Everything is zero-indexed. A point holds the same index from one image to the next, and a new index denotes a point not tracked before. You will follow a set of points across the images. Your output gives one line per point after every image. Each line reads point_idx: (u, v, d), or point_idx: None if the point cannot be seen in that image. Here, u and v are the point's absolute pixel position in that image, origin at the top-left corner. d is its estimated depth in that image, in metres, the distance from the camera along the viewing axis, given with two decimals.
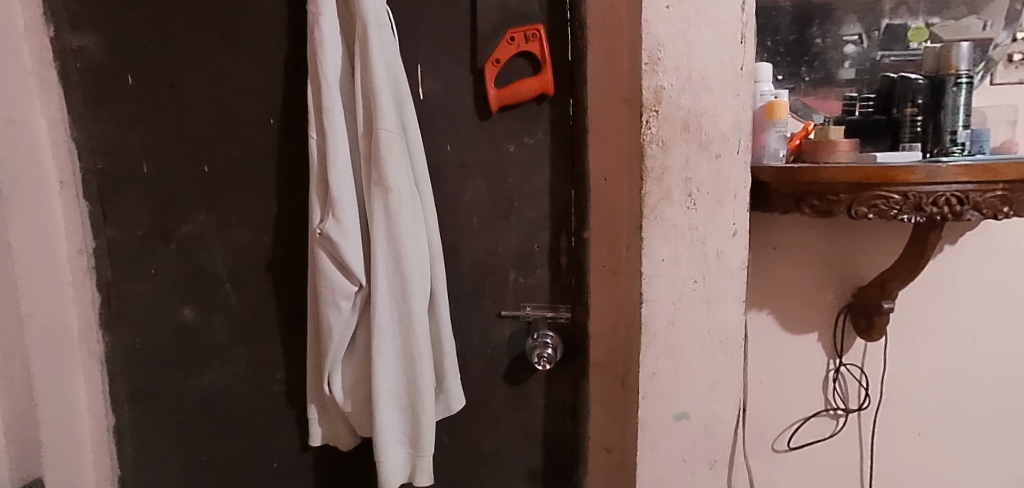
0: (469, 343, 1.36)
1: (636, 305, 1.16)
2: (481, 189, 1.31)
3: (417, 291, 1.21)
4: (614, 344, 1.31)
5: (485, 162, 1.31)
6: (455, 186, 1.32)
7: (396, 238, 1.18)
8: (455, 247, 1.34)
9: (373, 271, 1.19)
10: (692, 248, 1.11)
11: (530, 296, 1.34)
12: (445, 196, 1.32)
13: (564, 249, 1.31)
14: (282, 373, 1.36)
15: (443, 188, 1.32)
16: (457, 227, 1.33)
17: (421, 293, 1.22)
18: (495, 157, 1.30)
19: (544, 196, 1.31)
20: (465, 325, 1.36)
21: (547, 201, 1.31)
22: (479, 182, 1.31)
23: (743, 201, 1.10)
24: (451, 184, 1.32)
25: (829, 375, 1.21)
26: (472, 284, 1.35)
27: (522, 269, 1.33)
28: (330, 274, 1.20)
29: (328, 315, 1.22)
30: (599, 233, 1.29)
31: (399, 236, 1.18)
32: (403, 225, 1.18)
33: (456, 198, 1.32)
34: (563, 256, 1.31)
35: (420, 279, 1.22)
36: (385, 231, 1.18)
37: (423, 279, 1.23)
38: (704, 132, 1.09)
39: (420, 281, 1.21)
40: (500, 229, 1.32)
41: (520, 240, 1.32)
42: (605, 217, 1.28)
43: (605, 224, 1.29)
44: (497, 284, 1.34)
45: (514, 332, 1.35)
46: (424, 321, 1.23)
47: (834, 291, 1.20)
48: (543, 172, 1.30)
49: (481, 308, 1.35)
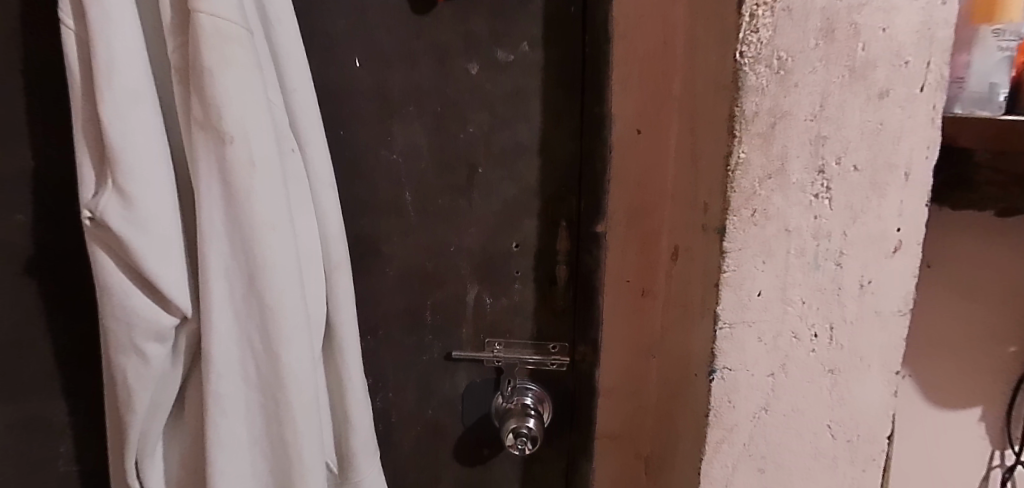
0: (396, 398, 0.82)
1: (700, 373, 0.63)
2: (417, 141, 0.74)
3: (292, 334, 0.64)
4: (636, 411, 0.81)
5: (424, 94, 0.73)
6: (373, 137, 0.74)
7: (248, 236, 0.61)
8: (373, 243, 0.77)
9: (204, 295, 0.63)
10: (815, 275, 0.58)
11: (502, 326, 0.80)
12: (356, 154, 0.75)
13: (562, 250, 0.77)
14: (67, 445, 0.79)
15: (350, 137, 0.74)
16: (379, 209, 0.76)
17: (302, 337, 0.65)
18: (445, 84, 0.73)
19: (531, 160, 0.75)
20: (390, 371, 0.81)
21: (535, 169, 0.75)
22: (416, 131, 0.74)
23: (920, 185, 0.58)
24: (364, 133, 0.74)
25: (993, 479, 0.74)
26: (400, 305, 0.79)
27: (491, 284, 0.78)
28: (120, 296, 0.63)
29: (124, 370, 0.65)
30: (627, 227, 0.76)
31: (252, 230, 0.61)
32: (257, 209, 0.61)
33: (375, 158, 0.75)
34: (563, 268, 0.77)
35: (301, 312, 0.65)
36: (229, 220, 0.61)
37: (306, 313, 0.66)
38: (861, 45, 0.54)
39: (301, 315, 0.65)
40: (452, 214, 0.76)
41: (486, 232, 0.77)
42: (639, 201, 0.76)
43: (638, 215, 0.76)
44: (445, 306, 0.79)
45: (473, 383, 0.82)
46: (311, 384, 0.68)
47: (1018, 343, 0.70)
48: (530, 115, 0.74)
49: (417, 344, 0.80)
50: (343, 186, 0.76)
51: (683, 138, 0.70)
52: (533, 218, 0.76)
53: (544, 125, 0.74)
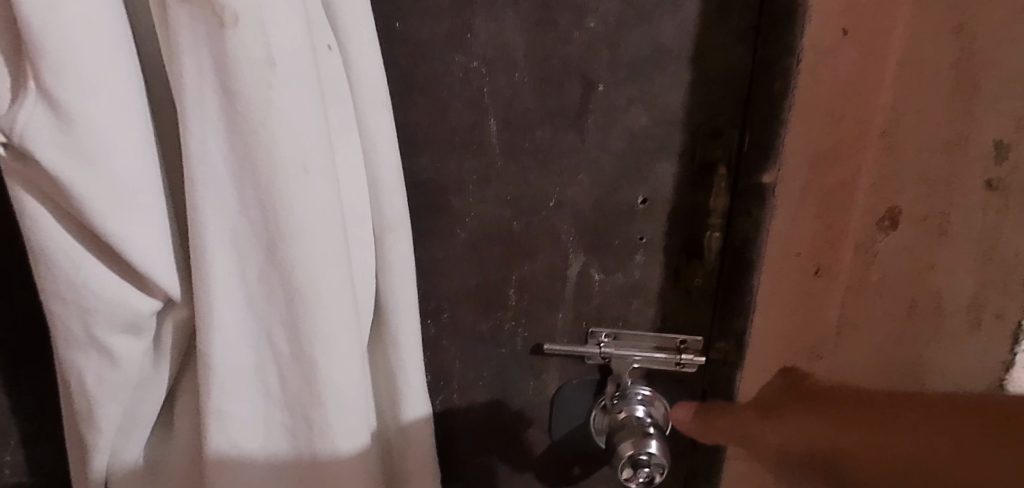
0: (462, 399, 0.62)
1: (954, 407, 0.42)
2: (509, 40, 0.49)
3: (334, 331, 0.42)
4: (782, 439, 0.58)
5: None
6: (443, 33, 0.49)
7: (266, 181, 0.38)
8: (439, 192, 0.54)
9: (199, 273, 0.41)
10: None
11: (613, 312, 0.58)
12: (418, 60, 0.50)
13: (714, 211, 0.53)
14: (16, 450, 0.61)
15: (409, 33, 0.49)
16: (449, 143, 0.52)
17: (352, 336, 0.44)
18: None
19: (678, 75, 0.50)
20: (456, 365, 0.60)
21: (683, 89, 0.50)
22: (507, 24, 0.48)
23: None
24: (430, 26, 0.49)
25: None
26: (474, 279, 0.57)
27: (603, 254, 0.56)
28: (66, 268, 0.41)
29: (83, 373, 0.44)
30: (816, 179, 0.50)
31: (274, 171, 0.38)
32: (281, 138, 0.37)
33: (444, 66, 0.50)
34: (717, 236, 0.54)
35: (347, 300, 0.42)
36: (237, 155, 0.38)
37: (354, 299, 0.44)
38: None
39: (344, 305, 0.42)
40: (553, 154, 0.52)
41: (601, 181, 0.53)
42: (838, 142, 0.49)
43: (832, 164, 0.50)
44: (536, 283, 0.57)
45: (567, 387, 0.61)
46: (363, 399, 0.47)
47: None
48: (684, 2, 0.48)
49: (494, 331, 0.59)
50: (398, 107, 0.52)
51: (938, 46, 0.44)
52: (673, 162, 0.53)
53: (704, 21, 0.48)
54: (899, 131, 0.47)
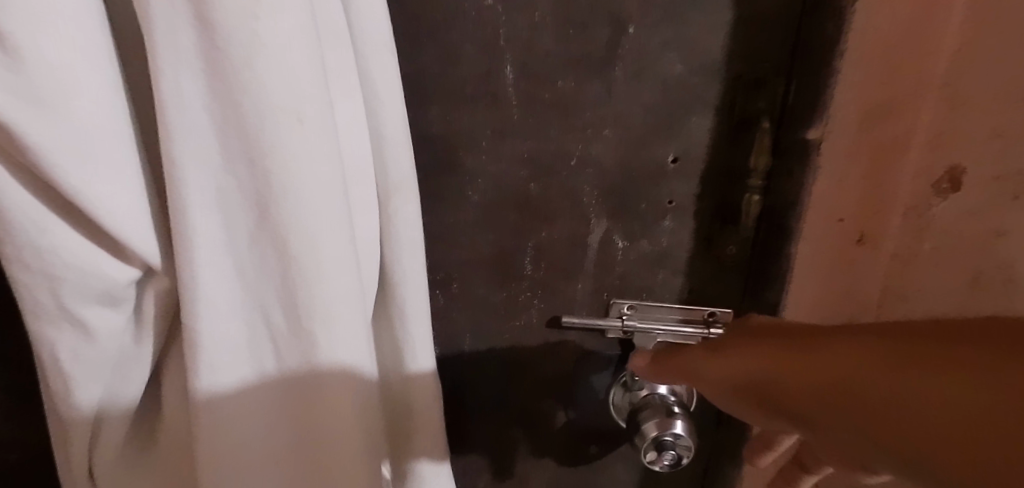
0: (472, 374, 0.58)
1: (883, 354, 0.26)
2: None
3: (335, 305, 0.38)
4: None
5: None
6: None
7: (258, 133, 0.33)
8: (449, 152, 0.48)
9: (180, 242, 0.35)
10: None
11: (636, 282, 0.54)
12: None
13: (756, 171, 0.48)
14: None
15: None
16: (461, 97, 0.46)
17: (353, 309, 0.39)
18: None
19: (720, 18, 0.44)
20: (466, 341, 0.56)
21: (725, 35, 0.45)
22: None
23: None
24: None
25: None
26: (486, 246, 0.52)
27: (628, 220, 0.51)
28: (27, 234, 0.36)
29: (55, 350, 0.40)
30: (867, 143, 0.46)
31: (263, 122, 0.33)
32: (271, 85, 0.32)
33: (454, 5, 0.43)
34: (757, 201, 0.49)
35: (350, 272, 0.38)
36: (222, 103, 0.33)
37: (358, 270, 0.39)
38: None
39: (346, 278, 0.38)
40: (575, 108, 0.47)
41: (628, 138, 0.48)
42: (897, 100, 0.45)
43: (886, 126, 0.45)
44: (554, 251, 0.52)
45: (586, 361, 0.57)
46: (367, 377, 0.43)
47: None
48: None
49: (507, 302, 0.54)
50: (402, 52, 0.44)
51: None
52: (709, 118, 0.48)
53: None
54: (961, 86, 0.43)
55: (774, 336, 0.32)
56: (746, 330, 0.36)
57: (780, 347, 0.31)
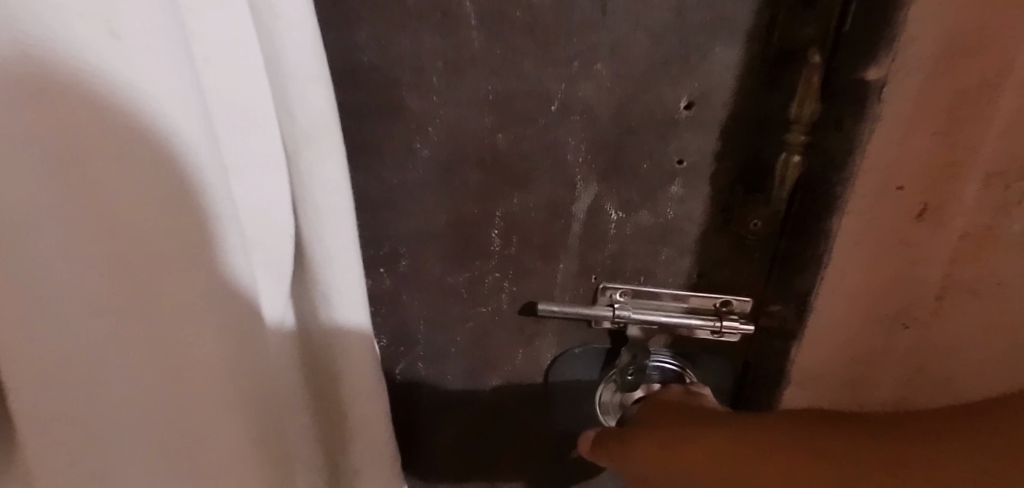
0: (428, 370, 0.47)
1: (816, 448, 0.24)
2: None
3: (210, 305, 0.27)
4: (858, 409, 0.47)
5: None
6: None
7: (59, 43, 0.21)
8: (389, 89, 0.35)
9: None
10: None
11: (633, 263, 0.43)
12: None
13: (798, 119, 0.36)
14: None
15: None
16: (401, 12, 0.33)
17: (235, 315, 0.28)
18: None
19: None
20: (419, 332, 0.45)
21: None
22: None
23: None
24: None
25: None
26: (440, 216, 0.40)
27: (624, 183, 0.40)
28: None
29: None
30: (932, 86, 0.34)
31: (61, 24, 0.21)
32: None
33: None
34: (798, 161, 0.37)
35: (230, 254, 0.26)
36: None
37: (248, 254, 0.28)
38: None
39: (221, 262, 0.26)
40: (558, 31, 0.34)
41: (627, 75, 0.36)
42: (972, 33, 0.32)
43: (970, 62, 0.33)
44: (528, 221, 0.41)
45: (567, 355, 0.47)
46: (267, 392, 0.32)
47: None
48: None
49: (469, 285, 0.43)
50: None
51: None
52: (738, 48, 0.36)
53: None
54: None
55: (713, 427, 0.30)
56: (659, 410, 0.36)
57: (716, 433, 0.30)
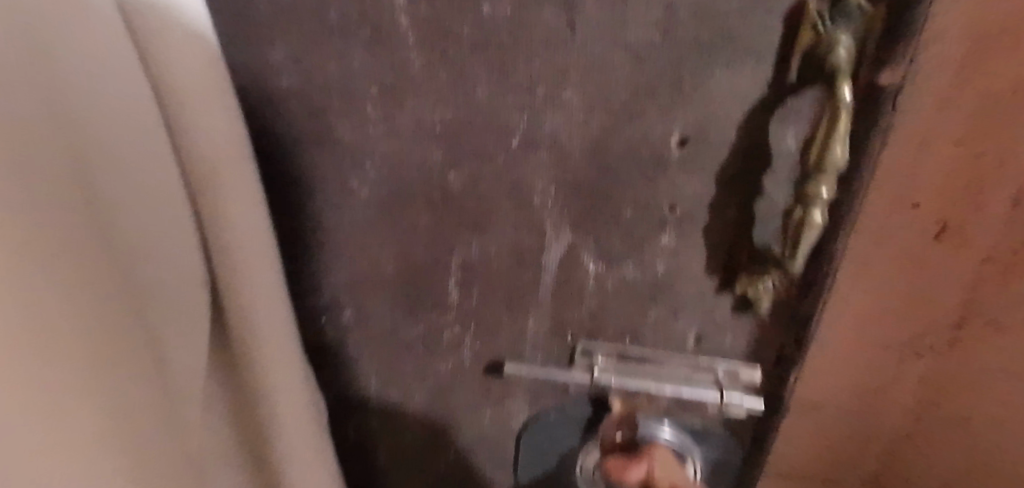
0: (385, 428, 0.42)
1: None
2: None
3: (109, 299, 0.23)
4: (874, 408, 0.48)
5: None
6: None
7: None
8: (313, 117, 0.29)
9: None
10: None
11: (617, 321, 0.36)
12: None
13: (818, 167, 0.28)
14: None
15: None
16: (321, 28, 0.27)
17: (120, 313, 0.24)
18: None
19: None
20: (371, 387, 0.39)
21: None
22: None
23: None
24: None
25: None
26: (386, 263, 0.34)
27: (603, 228, 0.33)
28: None
29: None
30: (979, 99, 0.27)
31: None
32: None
33: None
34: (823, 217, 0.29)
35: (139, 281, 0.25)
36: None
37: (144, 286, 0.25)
38: None
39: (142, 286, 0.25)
40: (516, 52, 0.28)
41: (603, 106, 0.30)
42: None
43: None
44: (490, 272, 0.35)
45: (541, 421, 0.40)
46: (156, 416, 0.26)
47: None
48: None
49: (425, 341, 0.37)
50: None
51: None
52: (755, 74, 0.28)
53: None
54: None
55: None
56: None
57: None
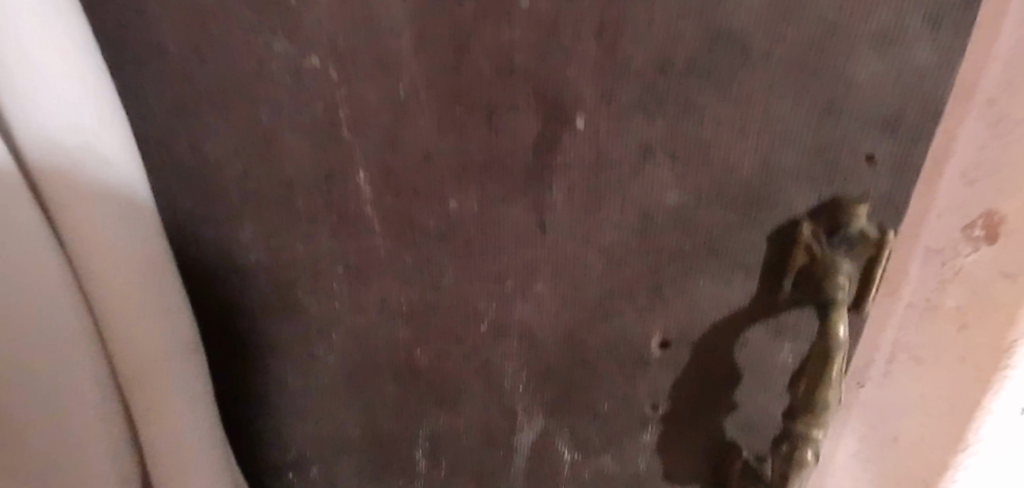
0: None
1: None
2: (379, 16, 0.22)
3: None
4: None
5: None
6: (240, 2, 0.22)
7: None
8: (281, 290, 0.29)
9: None
10: None
11: None
12: (201, 49, 0.23)
13: (808, 408, 0.24)
14: None
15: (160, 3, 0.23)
16: (290, 215, 0.27)
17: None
18: None
19: (758, 125, 0.23)
20: None
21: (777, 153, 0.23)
22: None
23: None
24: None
25: None
26: (353, 425, 0.33)
27: (577, 418, 0.31)
28: None
29: None
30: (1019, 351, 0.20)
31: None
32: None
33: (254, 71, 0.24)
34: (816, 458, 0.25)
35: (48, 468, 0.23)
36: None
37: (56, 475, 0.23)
38: None
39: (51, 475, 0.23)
40: (483, 247, 0.27)
41: (576, 303, 0.28)
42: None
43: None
44: (459, 445, 0.33)
45: None
46: None
47: None
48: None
49: None
50: (178, 140, 0.26)
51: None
52: (746, 292, 0.26)
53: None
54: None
55: None
56: None
57: None
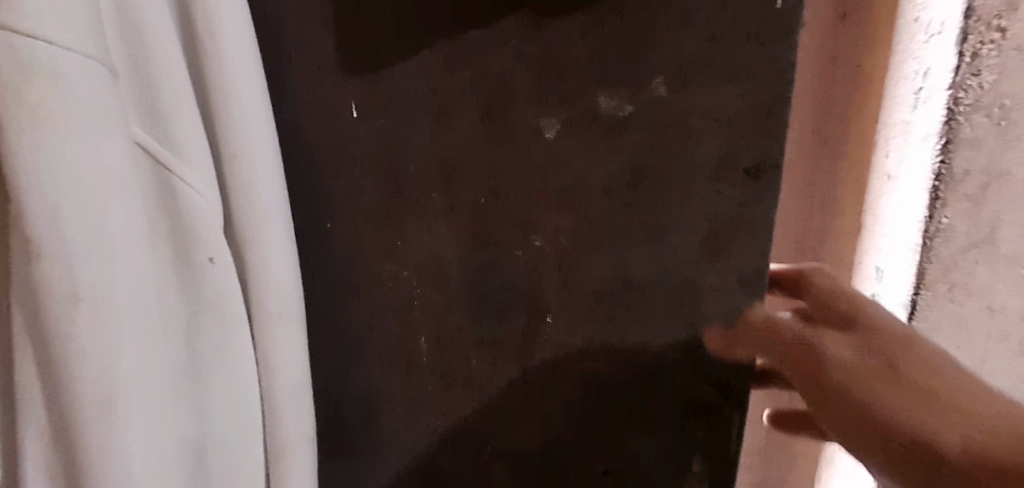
0: None
1: None
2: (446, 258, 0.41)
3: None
4: None
5: (461, 168, 0.39)
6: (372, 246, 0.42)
7: (188, 265, 0.37)
8: (365, 409, 0.46)
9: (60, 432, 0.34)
10: None
11: None
12: (347, 267, 0.43)
13: None
14: None
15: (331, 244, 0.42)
16: (378, 362, 0.44)
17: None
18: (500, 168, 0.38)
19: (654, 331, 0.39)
20: None
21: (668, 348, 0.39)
22: (442, 241, 0.41)
23: None
24: (361, 234, 0.42)
25: None
26: None
27: None
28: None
29: None
30: None
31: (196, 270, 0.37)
32: (219, 240, 0.36)
33: (373, 280, 0.43)
34: None
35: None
36: (164, 217, 0.36)
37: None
38: None
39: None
40: (494, 393, 0.43)
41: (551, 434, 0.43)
42: None
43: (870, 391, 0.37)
44: None
45: None
46: None
47: None
48: (679, 225, 0.37)
49: None
50: (322, 313, 0.45)
51: (877, 174, 0.44)
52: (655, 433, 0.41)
53: (697, 256, 0.37)
54: (886, 209, 0.43)
55: None
56: None
57: None
